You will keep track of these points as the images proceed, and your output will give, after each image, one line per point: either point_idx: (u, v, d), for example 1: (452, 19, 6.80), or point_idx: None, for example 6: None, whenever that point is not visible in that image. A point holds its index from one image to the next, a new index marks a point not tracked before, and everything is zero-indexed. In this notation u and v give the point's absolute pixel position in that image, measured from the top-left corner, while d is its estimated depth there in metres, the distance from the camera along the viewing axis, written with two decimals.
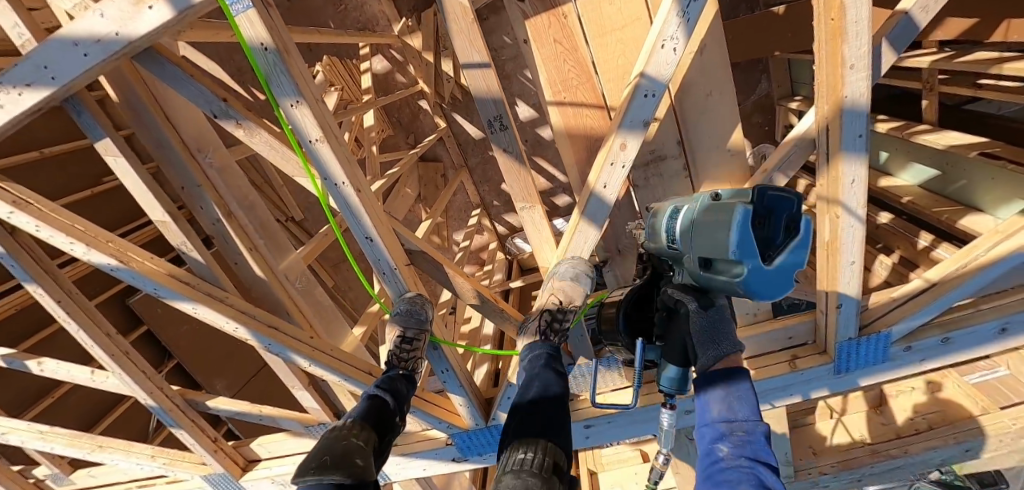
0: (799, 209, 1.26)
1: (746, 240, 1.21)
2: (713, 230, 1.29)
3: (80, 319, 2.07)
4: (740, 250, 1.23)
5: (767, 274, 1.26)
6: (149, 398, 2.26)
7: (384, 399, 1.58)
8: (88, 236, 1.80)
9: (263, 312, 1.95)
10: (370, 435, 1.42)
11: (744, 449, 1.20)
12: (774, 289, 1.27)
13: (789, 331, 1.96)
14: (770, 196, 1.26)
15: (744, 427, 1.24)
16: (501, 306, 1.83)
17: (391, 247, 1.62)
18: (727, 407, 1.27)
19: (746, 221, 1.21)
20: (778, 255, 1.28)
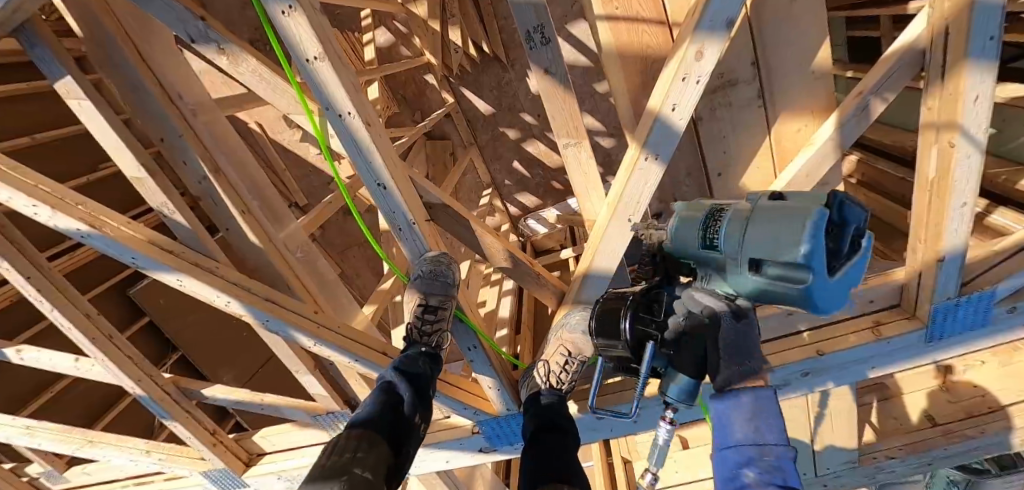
0: (867, 225, 0.99)
1: (816, 243, 0.91)
2: (771, 233, 0.97)
3: (53, 296, 1.80)
4: (808, 252, 0.91)
5: (831, 286, 0.97)
6: (137, 386, 2.01)
7: (396, 399, 1.28)
8: (54, 199, 1.51)
9: (259, 284, 1.69)
10: (380, 456, 1.12)
11: (774, 477, 0.92)
12: (832, 304, 0.98)
13: (870, 293, 1.65)
14: (841, 202, 0.97)
15: (773, 451, 0.96)
16: (537, 270, 1.56)
17: (408, 198, 1.35)
18: (755, 427, 0.99)
19: (821, 222, 0.91)
20: (841, 269, 0.99)
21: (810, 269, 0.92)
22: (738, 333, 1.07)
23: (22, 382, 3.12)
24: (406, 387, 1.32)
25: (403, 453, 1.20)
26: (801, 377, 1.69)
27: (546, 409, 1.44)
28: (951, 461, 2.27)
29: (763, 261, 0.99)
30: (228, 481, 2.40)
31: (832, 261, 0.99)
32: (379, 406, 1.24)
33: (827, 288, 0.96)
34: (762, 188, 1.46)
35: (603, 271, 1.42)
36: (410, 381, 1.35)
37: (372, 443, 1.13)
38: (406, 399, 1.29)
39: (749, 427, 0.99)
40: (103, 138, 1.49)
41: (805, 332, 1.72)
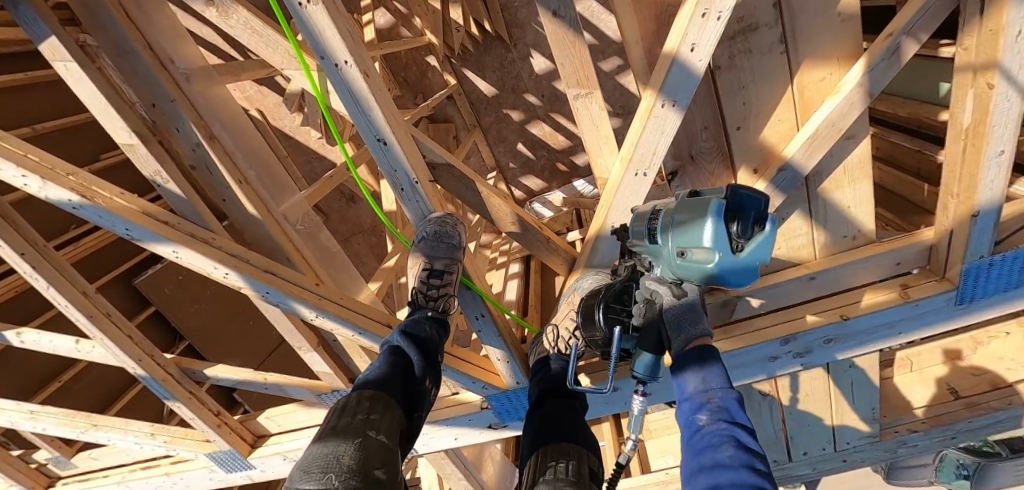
0: (765, 209, 1.10)
1: (716, 227, 1.06)
2: (684, 222, 1.13)
3: (48, 273, 1.73)
4: (708, 238, 1.07)
5: (740, 264, 1.08)
6: (138, 367, 1.95)
7: (406, 360, 1.23)
8: (45, 169, 1.45)
9: (257, 255, 1.63)
10: (394, 419, 1.07)
11: (723, 415, 0.99)
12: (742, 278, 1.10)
13: (897, 256, 1.56)
14: (739, 193, 1.10)
15: (718, 395, 1.02)
16: (547, 235, 1.49)
17: (411, 157, 1.29)
18: (702, 377, 1.05)
19: (716, 209, 1.06)
20: (749, 247, 1.09)
21: (714, 250, 1.07)
22: (683, 310, 1.14)
23: (30, 371, 3.10)
24: (418, 348, 1.27)
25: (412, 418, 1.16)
26: (824, 344, 1.61)
27: (553, 376, 1.39)
28: (976, 434, 2.19)
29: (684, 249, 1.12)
30: (235, 464, 2.36)
31: (738, 240, 1.09)
32: (390, 367, 1.19)
33: (734, 266, 1.09)
34: (784, 142, 1.37)
35: (616, 231, 1.35)
36: (419, 343, 1.30)
37: (385, 405, 1.08)
38: (417, 362, 1.24)
39: (697, 379, 1.06)
40: (91, 102, 1.43)
41: (828, 298, 1.63)
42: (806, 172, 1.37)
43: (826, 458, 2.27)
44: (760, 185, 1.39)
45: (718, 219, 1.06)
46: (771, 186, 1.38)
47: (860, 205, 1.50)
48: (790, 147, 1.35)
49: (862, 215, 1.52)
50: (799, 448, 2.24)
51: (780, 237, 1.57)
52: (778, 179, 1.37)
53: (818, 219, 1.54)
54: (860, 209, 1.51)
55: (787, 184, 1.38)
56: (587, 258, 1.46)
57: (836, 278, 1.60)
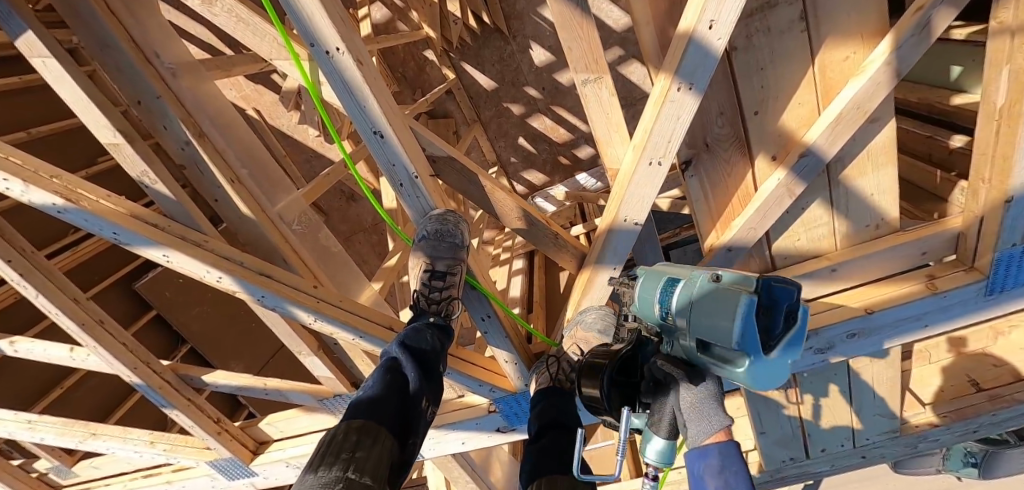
0: (800, 301, 1.00)
1: (745, 328, 0.96)
2: (710, 314, 1.02)
3: (38, 281, 1.67)
4: (741, 341, 0.98)
5: (770, 367, 1.01)
6: (133, 375, 1.89)
7: (402, 378, 1.16)
8: (26, 172, 1.38)
9: (252, 258, 1.56)
10: (383, 449, 1.01)
11: (724, 477, 0.98)
12: (769, 379, 1.02)
13: (923, 245, 1.49)
14: (773, 285, 1.00)
15: (731, 473, 0.98)
16: (554, 230, 1.41)
17: (410, 150, 1.21)
18: (723, 482, 0.98)
19: (748, 310, 0.96)
20: (778, 344, 1.02)
21: (747, 355, 0.98)
22: (700, 401, 1.03)
23: (30, 379, 3.05)
24: (413, 364, 1.19)
25: (406, 443, 1.10)
26: (847, 339, 1.53)
27: (552, 404, 1.34)
28: (999, 427, 2.12)
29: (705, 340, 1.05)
30: (236, 472, 2.29)
31: (769, 340, 1.02)
32: (381, 389, 1.12)
33: (766, 368, 1.01)
34: (804, 126, 1.29)
35: (629, 225, 1.26)
36: (417, 357, 1.23)
37: (375, 435, 1.02)
38: (412, 379, 1.16)
39: (717, 481, 0.98)
40: (72, 100, 1.36)
41: (849, 290, 1.56)
42: (828, 159, 1.29)
43: (845, 455, 2.21)
44: (780, 173, 1.32)
45: (750, 321, 0.96)
46: (791, 173, 1.30)
47: (884, 193, 1.42)
48: (811, 132, 1.27)
49: (886, 203, 1.44)
50: (818, 445, 2.17)
51: (800, 228, 1.50)
52: (799, 165, 1.29)
53: (839, 208, 1.46)
54: (884, 197, 1.43)
55: (808, 171, 1.30)
56: (598, 255, 1.32)
57: (860, 269, 1.52)
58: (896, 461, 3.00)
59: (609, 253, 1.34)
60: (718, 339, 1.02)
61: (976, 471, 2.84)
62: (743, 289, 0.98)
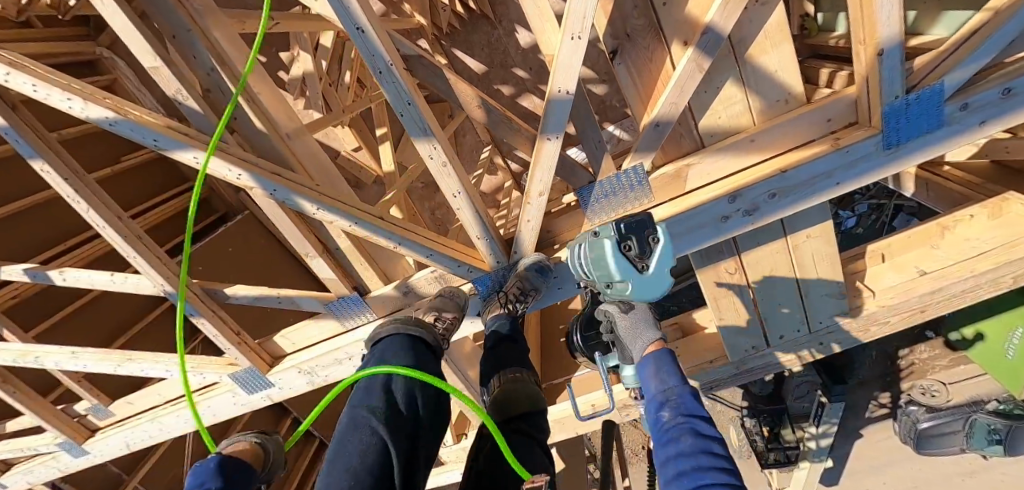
0: (632, 228, 1.56)
1: (618, 260, 1.52)
2: (598, 266, 1.58)
3: (89, 198, 2.00)
4: (618, 269, 1.52)
5: (647, 278, 1.54)
6: (166, 285, 2.21)
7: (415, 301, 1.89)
8: (85, 92, 1.71)
9: (266, 162, 1.86)
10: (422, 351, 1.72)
11: (681, 410, 1.52)
12: (651, 289, 1.55)
13: (827, 112, 1.76)
14: (624, 225, 1.56)
15: (676, 392, 1.57)
16: (510, 116, 1.72)
17: (384, 40, 1.51)
18: (661, 380, 1.62)
19: (614, 251, 1.52)
20: (649, 262, 1.56)
21: (627, 278, 1.52)
22: (632, 325, 1.78)
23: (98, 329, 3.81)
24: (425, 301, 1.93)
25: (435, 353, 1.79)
26: (769, 199, 1.79)
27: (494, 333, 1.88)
28: (938, 306, 2.34)
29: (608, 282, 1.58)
30: (256, 385, 2.57)
31: (640, 262, 1.56)
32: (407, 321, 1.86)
33: (646, 282, 1.55)
34: (705, 10, 1.57)
35: (564, 94, 1.54)
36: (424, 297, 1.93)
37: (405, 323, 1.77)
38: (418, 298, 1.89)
39: (658, 381, 1.62)
40: (121, 32, 1.70)
41: (771, 157, 1.81)
42: (726, 35, 1.57)
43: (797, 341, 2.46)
44: (689, 51, 1.59)
45: (617, 254, 1.52)
46: (697, 49, 1.58)
47: (785, 68, 1.70)
48: (709, 13, 1.54)
49: (791, 76, 1.71)
50: (775, 332, 2.42)
51: (720, 106, 1.77)
52: (703, 42, 1.57)
53: (750, 85, 1.73)
54: (786, 72, 1.71)
55: (712, 47, 1.58)
56: (543, 122, 1.58)
57: (775, 139, 1.79)
58: (916, 442, 3.21)
59: (552, 122, 1.60)
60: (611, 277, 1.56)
61: (1001, 447, 3.00)
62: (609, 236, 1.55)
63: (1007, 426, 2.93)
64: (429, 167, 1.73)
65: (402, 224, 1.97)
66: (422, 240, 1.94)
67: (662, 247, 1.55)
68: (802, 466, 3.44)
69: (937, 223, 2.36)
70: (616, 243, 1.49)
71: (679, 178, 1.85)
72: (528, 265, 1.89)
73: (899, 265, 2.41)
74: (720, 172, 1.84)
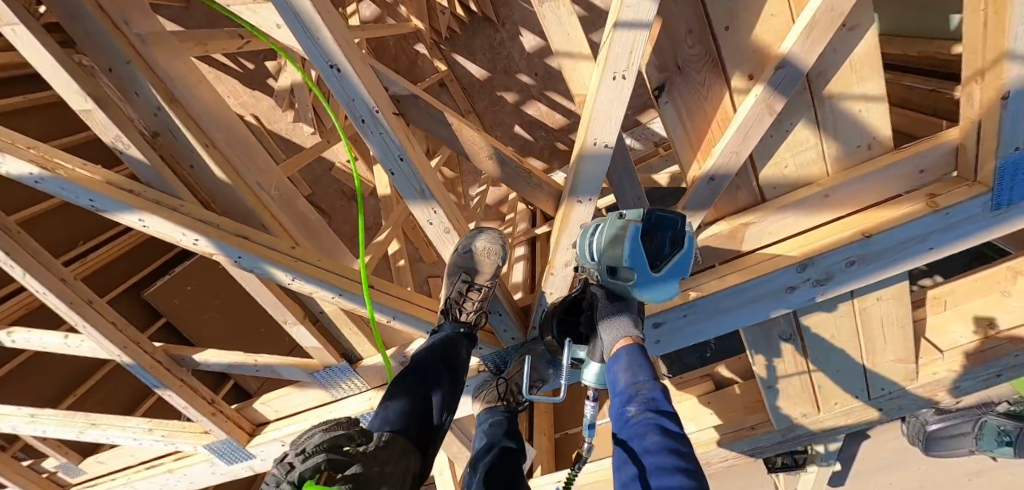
0: (681, 227, 1.21)
1: (632, 247, 1.19)
2: (607, 245, 1.27)
3: (24, 260, 1.68)
4: (630, 257, 1.19)
5: (657, 280, 1.21)
6: (123, 355, 1.89)
7: (426, 404, 1.24)
8: (3, 143, 1.38)
9: (229, 221, 1.55)
10: (407, 464, 1.08)
11: (651, 407, 1.09)
12: (661, 294, 1.23)
13: (920, 162, 1.44)
14: (654, 212, 1.21)
15: (647, 386, 1.12)
16: (529, 168, 1.38)
17: (368, 81, 1.16)
18: (631, 371, 1.16)
19: (631, 234, 1.19)
20: (667, 263, 1.21)
21: (633, 269, 1.20)
22: (615, 313, 1.27)
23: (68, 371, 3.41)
24: (434, 355, 1.35)
25: (426, 453, 1.19)
26: (846, 267, 1.48)
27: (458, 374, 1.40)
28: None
29: (611, 267, 1.24)
30: (235, 456, 2.28)
31: (658, 259, 1.21)
32: (401, 384, 1.27)
33: (654, 282, 1.21)
34: (779, 38, 1.24)
35: (602, 149, 1.21)
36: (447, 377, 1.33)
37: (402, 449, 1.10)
38: (434, 405, 1.26)
39: (628, 375, 1.16)
40: (42, 67, 1.37)
41: (846, 214, 1.50)
42: (806, 69, 1.24)
43: (854, 408, 2.12)
44: (757, 89, 1.27)
45: (633, 240, 1.19)
46: (767, 88, 1.26)
47: (872, 107, 1.37)
48: (785, 43, 1.21)
49: (878, 118, 1.39)
50: (830, 397, 2.08)
51: (787, 152, 1.45)
52: (777, 78, 1.24)
53: (826, 127, 1.41)
54: (872, 113, 1.38)
55: (787, 85, 1.25)
56: (573, 183, 1.26)
57: (854, 194, 1.48)
58: (924, 444, 2.86)
59: (584, 182, 1.28)
60: (617, 263, 1.22)
61: (1012, 450, 2.66)
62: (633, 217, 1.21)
63: (1018, 427, 2.63)
64: (429, 233, 1.43)
65: (395, 292, 1.69)
66: (422, 313, 1.72)
67: (688, 248, 1.20)
68: (810, 470, 2.99)
69: (1004, 266, 1.96)
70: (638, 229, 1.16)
71: (735, 238, 1.53)
72: (536, 353, 1.58)
73: (965, 315, 2.00)
74: (785, 232, 1.51)
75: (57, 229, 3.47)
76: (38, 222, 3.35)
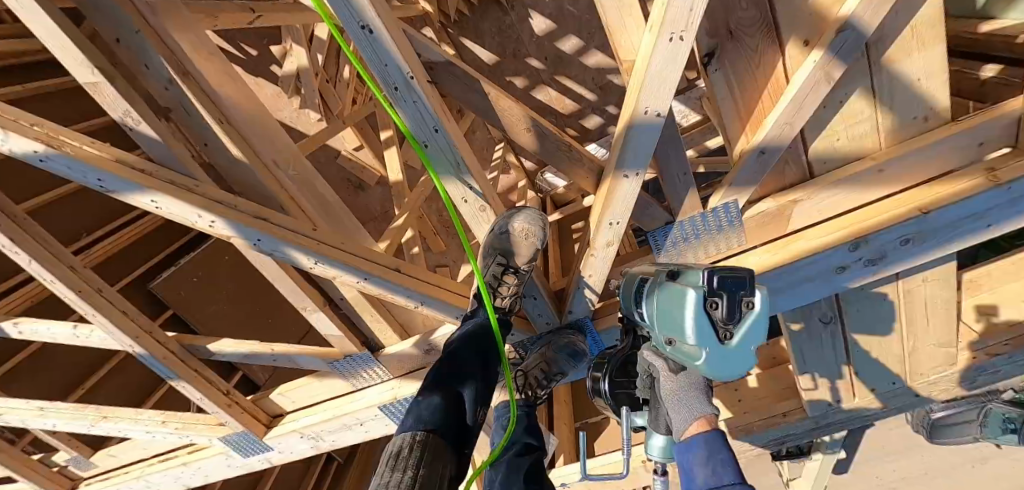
0: (752, 287, 1.00)
1: (697, 325, 0.97)
2: (668, 315, 1.06)
3: (31, 247, 1.61)
4: (696, 336, 0.98)
5: (729, 354, 1.00)
6: (136, 344, 1.82)
7: (460, 398, 1.11)
8: (5, 119, 1.29)
9: (247, 202, 1.47)
10: (442, 469, 0.96)
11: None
12: (734, 368, 1.02)
13: (980, 134, 1.33)
14: (720, 275, 0.99)
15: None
16: (568, 141, 1.31)
17: (401, 44, 1.07)
18: (711, 471, 0.97)
19: (695, 308, 0.97)
20: (740, 331, 1.01)
21: (701, 346, 0.99)
22: (680, 391, 1.09)
23: None
24: (465, 346, 1.24)
25: (462, 454, 1.05)
26: (901, 246, 1.39)
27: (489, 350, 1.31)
28: None
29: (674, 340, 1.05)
30: (250, 448, 2.25)
31: (725, 331, 1.00)
32: (431, 380, 1.14)
33: (725, 358, 1.01)
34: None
35: (652, 119, 1.13)
36: (480, 369, 1.20)
37: (438, 453, 0.98)
38: (469, 399, 1.12)
39: (706, 472, 0.97)
40: (45, 37, 1.28)
41: (898, 190, 1.42)
42: (869, 34, 1.13)
43: (890, 394, 2.04)
44: (815, 55, 1.16)
45: (699, 315, 0.97)
46: (828, 54, 1.15)
47: (933, 76, 1.25)
48: (847, 3, 1.11)
49: (940, 88, 1.27)
50: (867, 384, 2.00)
51: (840, 124, 1.35)
52: (837, 43, 1.13)
53: (882, 97, 1.30)
54: (932, 82, 1.26)
55: (847, 50, 1.15)
56: (620, 155, 1.20)
57: (907, 169, 1.38)
58: (931, 431, 2.71)
59: (630, 153, 1.21)
60: (681, 339, 1.03)
61: (1017, 436, 2.42)
62: (692, 287, 0.99)
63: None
64: (463, 211, 1.37)
65: (421, 276, 1.62)
66: (452, 299, 1.66)
67: (762, 309, 1.00)
68: (814, 457, 2.91)
69: None
70: (700, 302, 0.94)
71: (782, 216, 1.47)
72: (557, 346, 1.55)
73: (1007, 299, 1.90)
74: (835, 210, 1.45)
75: (62, 220, 3.36)
76: (43, 212, 3.26)
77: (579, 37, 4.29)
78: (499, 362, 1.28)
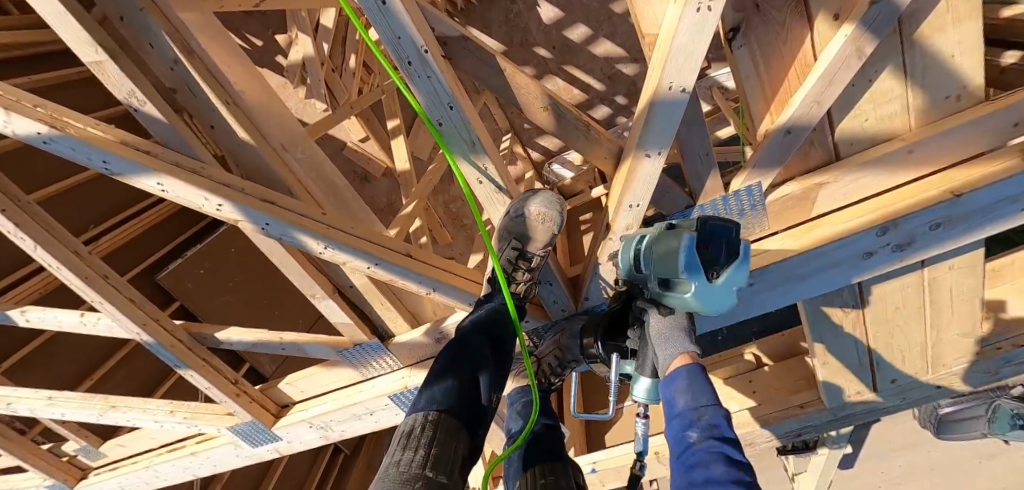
0: (735, 233, 1.11)
1: (691, 259, 1.06)
2: (660, 256, 1.13)
3: (35, 233, 1.58)
4: (688, 269, 1.06)
5: (717, 290, 1.09)
6: (144, 332, 1.80)
7: (474, 381, 1.08)
8: (6, 100, 1.25)
9: (254, 185, 1.43)
10: (457, 450, 0.93)
11: (714, 433, 0.93)
12: (719, 305, 1.11)
13: (1015, 114, 1.27)
14: (708, 220, 1.10)
15: (708, 412, 0.97)
16: (585, 121, 1.27)
17: (414, 16, 1.02)
18: (690, 394, 1.00)
19: (689, 244, 1.06)
20: (726, 270, 1.10)
21: (691, 280, 1.07)
22: (666, 328, 1.16)
23: None
24: (477, 328, 1.21)
25: (476, 435, 1.02)
26: (930, 231, 1.34)
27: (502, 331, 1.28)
28: None
29: (665, 278, 1.14)
30: (260, 436, 2.23)
31: (712, 269, 1.10)
32: (444, 364, 1.10)
33: (712, 293, 1.09)
34: None
35: (674, 96, 1.09)
36: (494, 351, 1.17)
37: (451, 433, 0.95)
38: (483, 382, 1.09)
39: (686, 397, 1.01)
40: (47, 14, 1.23)
41: (927, 172, 1.36)
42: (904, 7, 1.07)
43: (911, 386, 1.98)
44: (847, 30, 1.10)
45: (690, 249, 1.06)
46: (860, 27, 1.09)
47: (968, 53, 1.19)
48: None
49: (976, 65, 1.21)
50: (886, 375, 1.95)
51: (868, 104, 1.30)
52: (870, 17, 1.07)
53: (914, 76, 1.24)
54: (968, 59, 1.21)
55: (882, 23, 1.08)
56: (641, 134, 1.16)
57: (938, 150, 1.32)
58: (937, 427, 2.68)
59: (652, 131, 1.16)
60: (673, 275, 1.11)
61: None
62: (685, 227, 1.09)
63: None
64: (477, 192, 1.33)
65: (433, 262, 1.59)
66: (465, 285, 1.62)
67: (744, 254, 1.10)
68: (820, 452, 2.88)
69: None
70: (694, 238, 1.04)
71: (806, 200, 1.42)
72: (572, 332, 1.51)
73: None
74: (861, 193, 1.40)
75: (68, 212, 3.33)
76: (50, 202, 3.23)
77: (587, 25, 4.22)
78: (515, 346, 1.25)
